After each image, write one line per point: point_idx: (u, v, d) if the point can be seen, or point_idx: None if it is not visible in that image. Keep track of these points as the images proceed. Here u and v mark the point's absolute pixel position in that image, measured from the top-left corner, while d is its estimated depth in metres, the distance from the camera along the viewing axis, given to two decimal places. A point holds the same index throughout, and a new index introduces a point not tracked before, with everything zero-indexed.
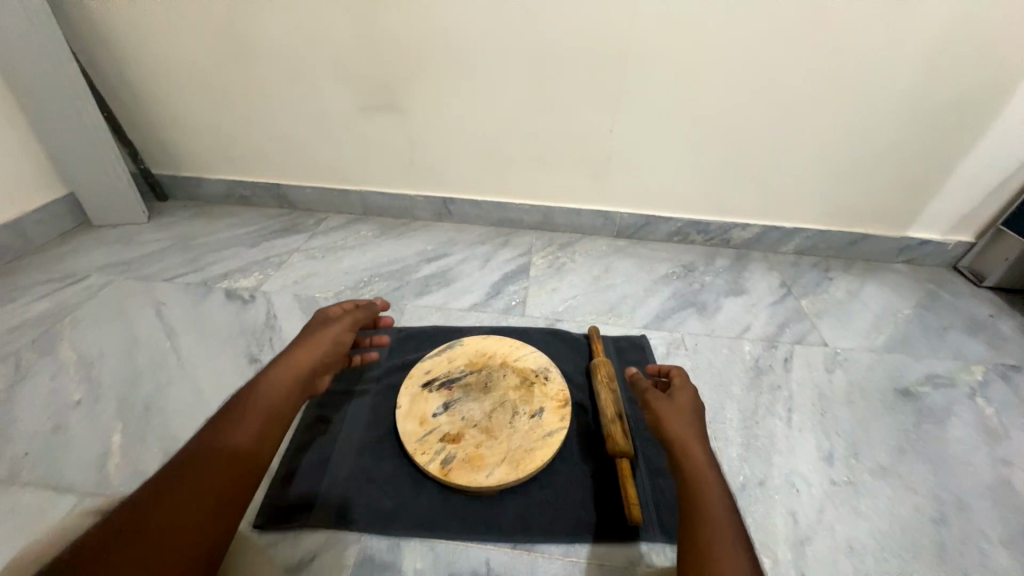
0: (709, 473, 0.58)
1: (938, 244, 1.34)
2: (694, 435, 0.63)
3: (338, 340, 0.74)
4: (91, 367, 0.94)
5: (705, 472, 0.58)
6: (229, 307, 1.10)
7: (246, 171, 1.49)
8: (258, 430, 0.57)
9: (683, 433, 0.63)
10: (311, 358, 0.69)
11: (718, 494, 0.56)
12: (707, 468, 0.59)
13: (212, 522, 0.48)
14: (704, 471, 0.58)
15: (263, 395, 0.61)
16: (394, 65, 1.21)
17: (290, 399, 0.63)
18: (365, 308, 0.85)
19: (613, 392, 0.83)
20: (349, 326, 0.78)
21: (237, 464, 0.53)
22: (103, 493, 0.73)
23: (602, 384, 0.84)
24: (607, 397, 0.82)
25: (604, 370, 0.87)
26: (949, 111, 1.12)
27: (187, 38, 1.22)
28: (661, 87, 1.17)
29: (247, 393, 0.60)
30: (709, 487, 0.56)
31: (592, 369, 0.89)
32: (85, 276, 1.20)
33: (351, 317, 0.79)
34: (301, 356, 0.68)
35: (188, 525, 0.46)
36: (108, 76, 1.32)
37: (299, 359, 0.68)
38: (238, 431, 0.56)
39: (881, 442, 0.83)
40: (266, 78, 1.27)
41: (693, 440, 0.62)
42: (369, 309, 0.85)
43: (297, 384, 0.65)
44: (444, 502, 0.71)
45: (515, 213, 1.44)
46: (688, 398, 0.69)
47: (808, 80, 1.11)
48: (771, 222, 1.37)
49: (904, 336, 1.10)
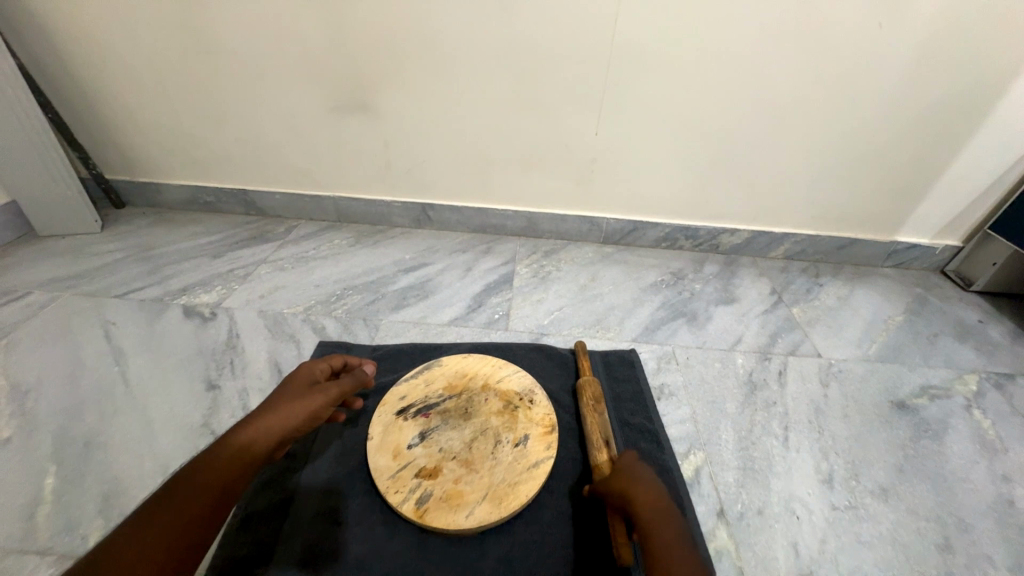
0: (659, 516, 0.55)
1: (925, 248, 1.33)
2: (638, 477, 0.60)
3: (315, 415, 0.63)
4: (25, 398, 0.84)
5: (653, 517, 0.55)
6: (187, 326, 1.01)
7: (209, 175, 1.39)
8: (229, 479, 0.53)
9: (624, 480, 0.60)
10: (277, 431, 0.59)
11: (671, 541, 0.52)
12: (657, 511, 0.55)
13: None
14: (653, 516, 0.55)
15: (229, 452, 0.54)
16: (366, 64, 1.13)
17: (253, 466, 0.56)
18: (358, 374, 0.71)
19: (601, 418, 0.77)
20: (333, 400, 0.66)
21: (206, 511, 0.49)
22: (30, 549, 0.64)
23: (589, 409, 0.79)
24: (594, 423, 0.76)
25: (591, 391, 0.81)
26: (940, 113, 1.10)
27: (137, 31, 1.12)
28: (648, 89, 1.12)
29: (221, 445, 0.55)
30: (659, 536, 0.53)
31: (579, 391, 0.83)
32: (25, 292, 1.09)
33: (338, 388, 0.67)
34: (269, 425, 0.59)
35: None
36: (51, 71, 1.21)
37: (265, 429, 0.58)
38: (214, 475, 0.52)
39: (880, 460, 0.81)
40: (227, 76, 1.18)
41: (637, 483, 0.59)
42: (364, 372, 0.73)
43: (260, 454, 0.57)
44: (420, 545, 0.65)
45: (498, 219, 1.38)
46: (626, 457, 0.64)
47: (799, 82, 1.08)
48: (761, 227, 1.34)
49: (896, 344, 1.07)
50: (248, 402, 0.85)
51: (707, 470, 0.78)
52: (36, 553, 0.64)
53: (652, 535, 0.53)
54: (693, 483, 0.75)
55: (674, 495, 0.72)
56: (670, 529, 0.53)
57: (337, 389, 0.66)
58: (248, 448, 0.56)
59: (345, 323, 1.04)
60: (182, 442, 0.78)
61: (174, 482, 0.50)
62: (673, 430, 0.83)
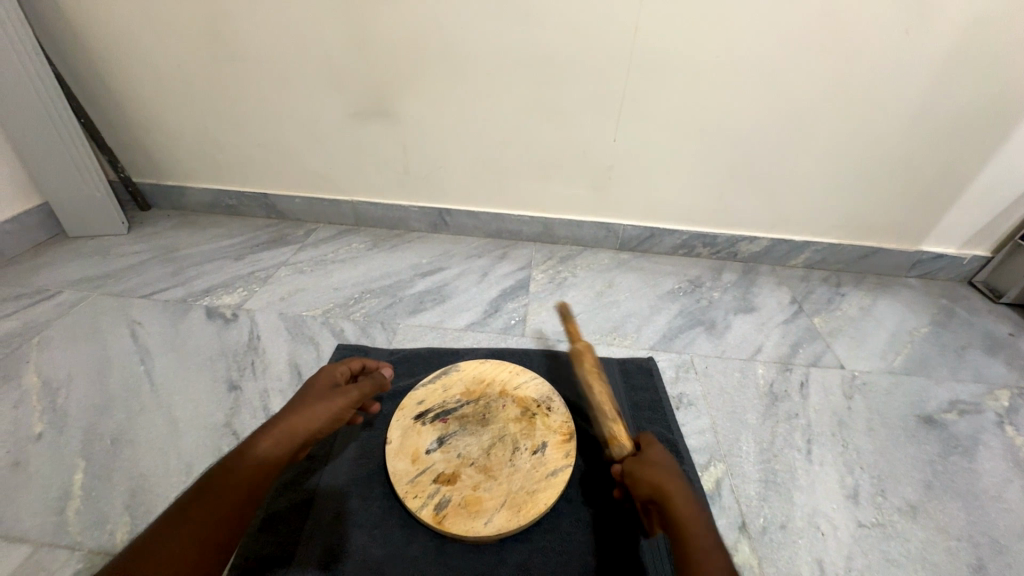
0: (695, 515, 0.52)
1: (952, 258, 1.30)
2: (672, 472, 0.57)
3: (336, 417, 0.62)
4: (56, 395, 0.86)
5: (689, 516, 0.52)
6: (210, 326, 1.03)
7: (231, 179, 1.42)
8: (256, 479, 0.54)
9: (657, 473, 0.57)
10: (301, 432, 0.59)
11: (707, 541, 0.50)
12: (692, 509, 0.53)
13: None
14: (689, 514, 0.52)
15: (257, 454, 0.55)
16: (388, 71, 1.15)
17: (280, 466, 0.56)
18: (376, 377, 0.70)
19: (605, 386, 0.73)
20: (354, 402, 0.65)
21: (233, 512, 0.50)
22: (59, 543, 0.66)
23: (591, 378, 0.74)
24: (598, 391, 0.72)
25: (588, 359, 0.77)
26: (969, 120, 1.07)
27: (168, 39, 1.15)
28: (666, 97, 1.12)
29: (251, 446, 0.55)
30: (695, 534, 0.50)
31: (575, 359, 0.78)
32: (56, 291, 1.12)
33: (358, 390, 0.66)
34: (295, 426, 0.58)
35: None
36: (85, 78, 1.25)
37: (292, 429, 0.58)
38: (244, 475, 0.53)
39: (907, 476, 0.79)
40: (252, 82, 1.21)
41: (671, 478, 0.56)
42: (383, 377, 0.72)
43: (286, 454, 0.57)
44: (439, 551, 0.65)
45: (514, 224, 1.39)
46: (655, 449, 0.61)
47: (823, 88, 1.06)
48: (781, 234, 1.32)
49: (922, 356, 1.04)
50: (269, 403, 0.86)
51: (727, 482, 0.76)
52: (65, 548, 0.66)
53: (687, 532, 0.51)
54: (714, 494, 0.74)
55: None
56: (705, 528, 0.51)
57: (360, 387, 0.66)
58: (273, 453, 0.56)
59: (364, 326, 1.05)
60: (205, 441, 0.80)
61: (202, 485, 0.51)
62: (692, 441, 0.82)
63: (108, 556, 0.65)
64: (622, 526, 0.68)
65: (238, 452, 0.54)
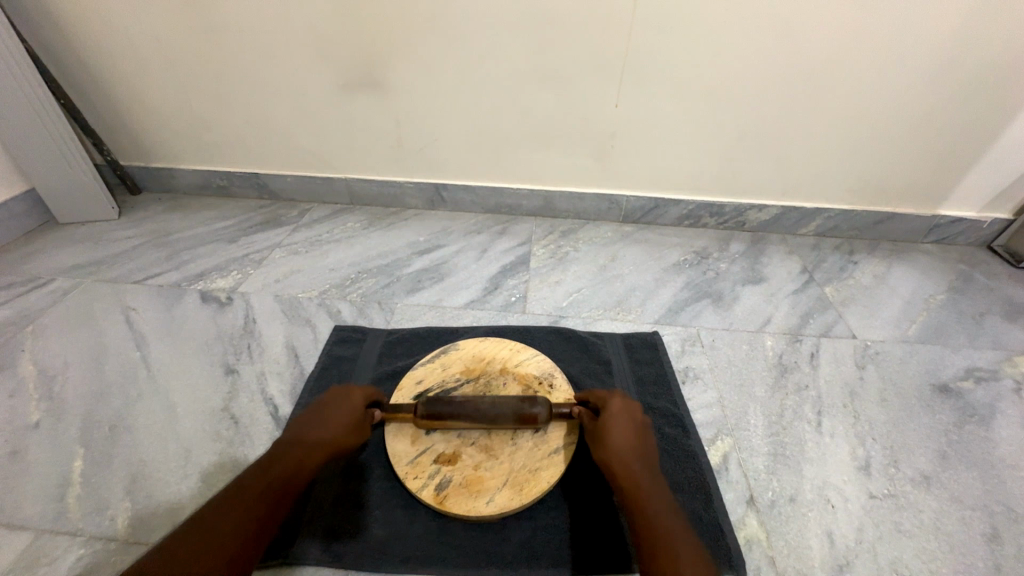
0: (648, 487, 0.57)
1: (971, 222, 1.25)
2: (629, 446, 0.60)
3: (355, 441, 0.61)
4: (52, 383, 0.85)
5: (646, 488, 0.56)
6: (204, 311, 1.01)
7: (220, 160, 1.37)
8: (299, 458, 0.56)
9: (617, 452, 0.59)
10: (340, 441, 0.59)
11: (660, 506, 0.55)
12: (643, 482, 0.57)
13: (236, 543, 0.47)
14: (648, 488, 0.56)
15: (313, 454, 0.57)
16: (374, 40, 1.09)
17: (322, 455, 0.58)
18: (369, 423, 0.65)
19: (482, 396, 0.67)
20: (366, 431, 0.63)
21: (282, 487, 0.53)
22: (62, 530, 0.66)
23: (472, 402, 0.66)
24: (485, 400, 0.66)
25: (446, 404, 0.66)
26: (1000, 73, 1.00)
27: (141, 10, 1.08)
28: (672, 55, 1.04)
29: (303, 440, 0.58)
30: (652, 502, 0.55)
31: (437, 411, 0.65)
32: (48, 278, 1.10)
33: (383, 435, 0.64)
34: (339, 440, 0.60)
35: (218, 549, 0.46)
36: (58, 56, 1.18)
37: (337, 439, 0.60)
38: (299, 462, 0.56)
39: (923, 447, 0.77)
40: (233, 53, 1.14)
41: (629, 455, 0.59)
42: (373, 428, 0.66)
43: (327, 451, 0.58)
44: (441, 530, 0.64)
45: (513, 198, 1.34)
46: (620, 416, 0.63)
47: (840, 44, 0.99)
48: (791, 202, 1.27)
49: (938, 324, 1.01)
50: (267, 386, 0.85)
51: (735, 455, 0.75)
52: (67, 534, 0.66)
53: (644, 503, 0.55)
54: (720, 469, 0.73)
55: (701, 480, 0.70)
56: (656, 492, 0.56)
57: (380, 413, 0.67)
58: (321, 446, 0.58)
59: (361, 307, 1.03)
60: (204, 426, 0.79)
61: (264, 464, 0.55)
62: (699, 415, 0.80)
63: (111, 541, 0.65)
64: (599, 521, 0.65)
65: (298, 449, 0.57)
